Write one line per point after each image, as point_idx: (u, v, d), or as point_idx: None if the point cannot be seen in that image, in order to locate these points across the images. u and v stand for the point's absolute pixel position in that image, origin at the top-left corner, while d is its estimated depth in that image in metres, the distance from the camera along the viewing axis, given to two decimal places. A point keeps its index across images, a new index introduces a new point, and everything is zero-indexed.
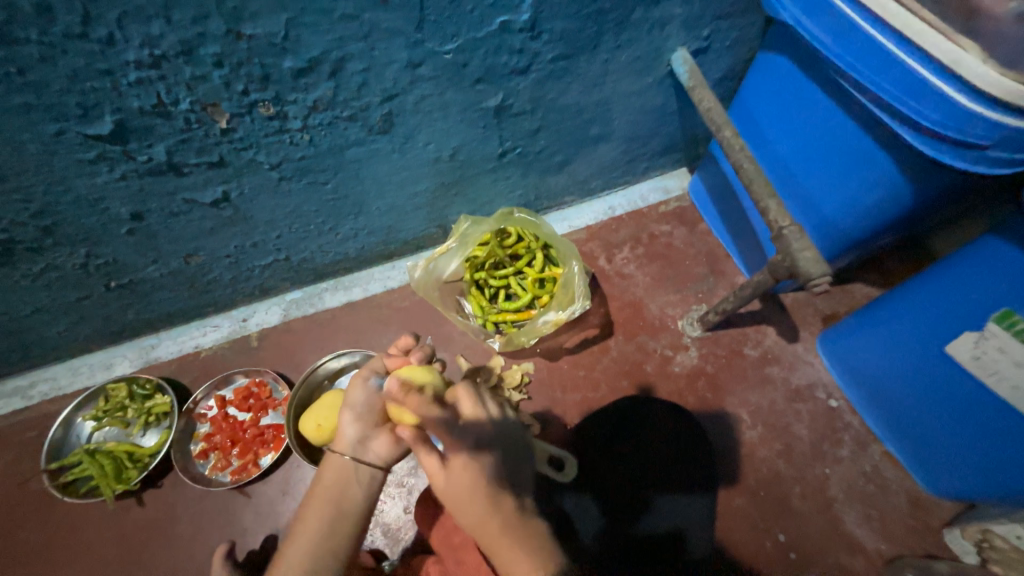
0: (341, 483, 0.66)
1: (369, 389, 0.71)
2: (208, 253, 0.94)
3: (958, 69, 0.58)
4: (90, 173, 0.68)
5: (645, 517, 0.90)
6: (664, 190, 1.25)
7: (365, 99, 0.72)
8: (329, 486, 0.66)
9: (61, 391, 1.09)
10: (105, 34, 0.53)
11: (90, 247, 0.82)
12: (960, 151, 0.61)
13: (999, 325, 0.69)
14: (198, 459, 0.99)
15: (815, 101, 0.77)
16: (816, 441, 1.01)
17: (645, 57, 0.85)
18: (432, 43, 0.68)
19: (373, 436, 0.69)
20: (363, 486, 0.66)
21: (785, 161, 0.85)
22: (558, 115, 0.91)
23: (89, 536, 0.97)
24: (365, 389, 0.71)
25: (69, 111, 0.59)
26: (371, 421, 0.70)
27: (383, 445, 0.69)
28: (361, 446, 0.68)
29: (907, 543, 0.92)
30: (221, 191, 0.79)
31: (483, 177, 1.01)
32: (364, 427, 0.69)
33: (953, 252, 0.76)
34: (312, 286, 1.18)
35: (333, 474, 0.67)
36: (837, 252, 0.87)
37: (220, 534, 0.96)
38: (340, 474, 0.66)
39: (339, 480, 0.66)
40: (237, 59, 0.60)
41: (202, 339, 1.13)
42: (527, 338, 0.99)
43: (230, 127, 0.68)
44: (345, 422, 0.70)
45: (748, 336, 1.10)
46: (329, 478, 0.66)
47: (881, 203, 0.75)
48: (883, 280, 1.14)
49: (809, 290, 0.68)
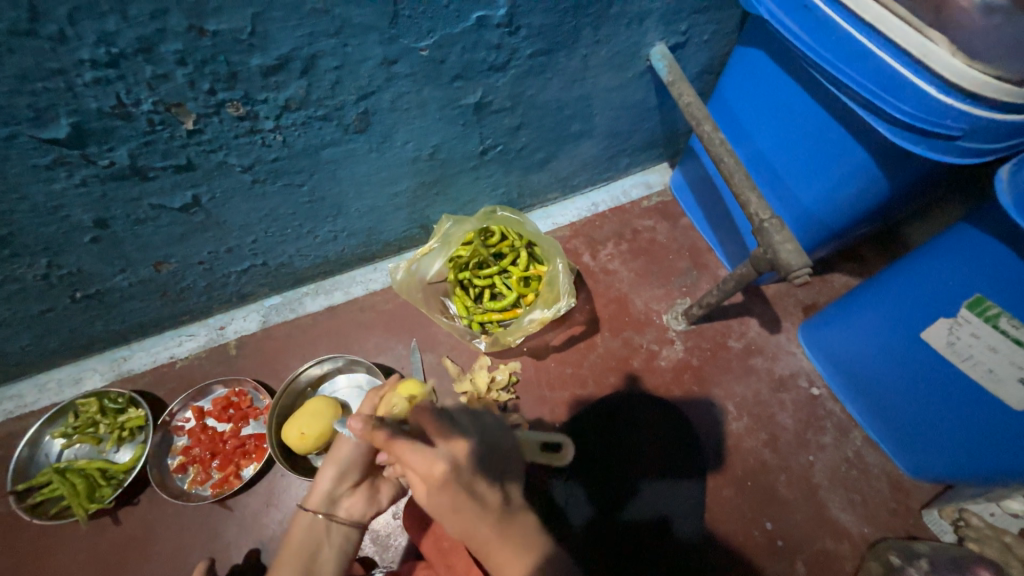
0: (312, 542, 0.67)
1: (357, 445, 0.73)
2: (180, 259, 0.90)
3: (928, 61, 0.59)
4: (46, 179, 0.65)
5: (631, 504, 0.95)
6: (646, 184, 1.26)
7: (340, 97, 0.70)
8: (299, 546, 0.67)
9: (28, 408, 1.04)
10: (55, 31, 0.50)
11: (51, 257, 0.78)
12: (934, 143, 0.62)
13: (972, 311, 0.71)
14: (176, 474, 0.96)
15: (792, 93, 0.77)
16: (800, 429, 1.02)
17: (625, 52, 0.84)
18: (408, 39, 0.66)
19: (346, 494, 0.72)
20: (336, 545, 0.68)
21: (764, 154, 0.86)
22: (538, 112, 0.90)
23: (63, 558, 0.93)
24: (350, 440, 0.73)
25: (20, 114, 0.56)
26: (349, 475, 0.72)
27: (357, 503, 0.72)
28: (334, 504, 0.71)
29: (889, 525, 0.94)
30: (190, 195, 0.76)
31: (464, 176, 0.99)
32: (337, 483, 0.71)
33: (925, 242, 0.77)
34: (292, 291, 1.15)
35: (304, 532, 0.68)
36: (816, 242, 0.88)
37: (203, 549, 0.93)
38: (313, 531, 0.68)
39: (311, 538, 0.68)
40: (201, 57, 0.57)
41: (177, 350, 1.09)
42: (513, 337, 0.97)
43: (197, 128, 0.66)
44: (321, 476, 0.72)
45: (732, 328, 1.11)
46: (298, 536, 0.68)
47: (860, 194, 0.76)
48: (861, 269, 1.16)
49: (790, 282, 0.68)
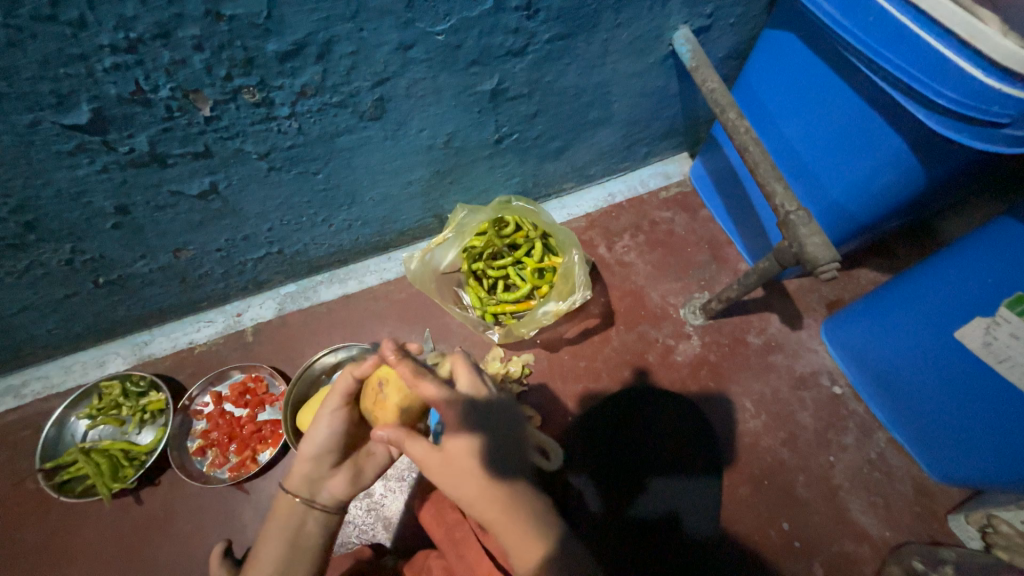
0: (293, 523, 0.64)
1: (335, 423, 0.67)
2: (198, 247, 0.91)
3: (976, 43, 0.55)
4: (69, 165, 0.66)
5: (641, 500, 0.92)
6: (664, 175, 1.23)
7: (355, 83, 0.69)
8: (283, 525, 0.64)
9: (55, 390, 1.08)
10: (75, 16, 0.50)
11: (75, 243, 0.80)
12: (977, 131, 0.59)
13: (1012, 310, 0.67)
14: (196, 457, 0.98)
15: (822, 79, 0.74)
16: (820, 429, 0.99)
17: (646, 36, 0.82)
18: (424, 23, 0.65)
19: (328, 475, 0.67)
20: (321, 523, 0.65)
21: (792, 143, 0.83)
22: (556, 99, 0.88)
23: (88, 535, 0.96)
24: (329, 419, 0.67)
25: (43, 100, 0.57)
26: (332, 452, 0.67)
27: (339, 484, 0.67)
28: (315, 485, 0.66)
29: (912, 530, 0.91)
30: (208, 182, 0.77)
31: (479, 164, 0.98)
32: (323, 463, 0.67)
33: (961, 238, 0.74)
34: (307, 279, 1.16)
35: (286, 513, 0.65)
36: (843, 236, 0.85)
37: (220, 531, 0.95)
38: (294, 512, 0.64)
39: (294, 517, 0.64)
40: (218, 42, 0.57)
41: (196, 335, 1.11)
42: (527, 328, 0.96)
43: (214, 115, 0.66)
44: (301, 457, 0.67)
45: (752, 324, 1.08)
46: (278, 516, 0.64)
47: (893, 184, 0.72)
48: (888, 264, 1.12)
49: (815, 277, 0.66)
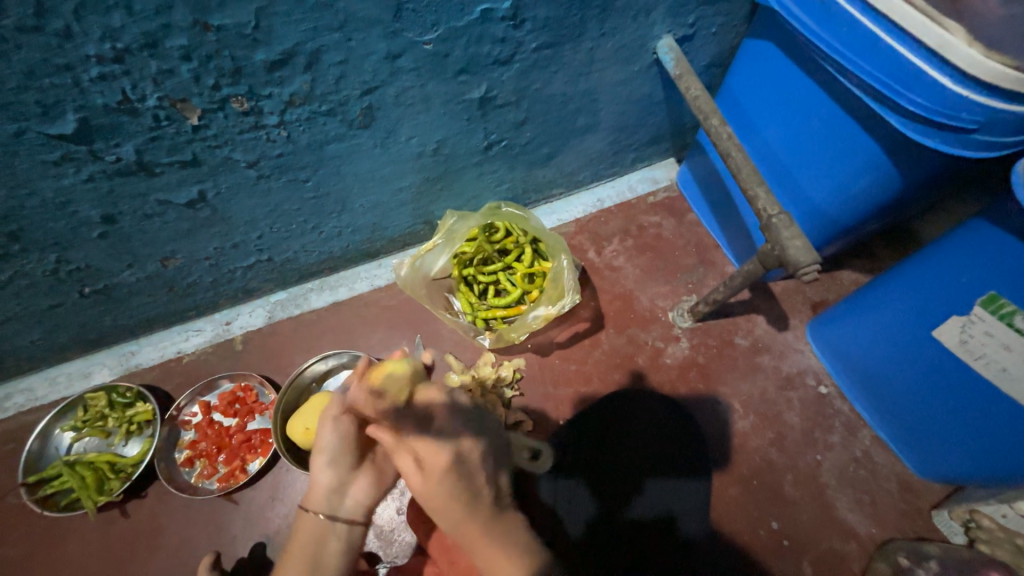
0: (316, 542, 0.64)
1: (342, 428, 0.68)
2: (186, 255, 0.91)
3: (945, 52, 0.57)
4: (55, 175, 0.65)
5: (636, 501, 0.95)
6: (652, 179, 1.25)
7: (344, 92, 0.70)
8: (303, 549, 0.63)
9: (38, 402, 1.06)
10: (61, 27, 0.50)
11: (60, 253, 0.79)
12: (948, 136, 0.61)
13: (986, 308, 0.69)
14: (184, 467, 0.97)
15: (801, 87, 0.76)
16: (807, 428, 1.01)
17: (631, 46, 0.83)
18: (412, 33, 0.66)
19: (349, 481, 0.67)
20: (341, 538, 0.65)
21: (774, 149, 0.85)
22: (543, 107, 0.89)
23: (73, 549, 0.94)
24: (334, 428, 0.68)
25: (28, 110, 0.56)
26: (347, 458, 0.67)
27: (361, 489, 0.67)
28: (335, 497, 0.66)
29: (898, 526, 0.93)
30: (196, 191, 0.76)
31: (468, 171, 0.99)
32: (338, 473, 0.67)
33: (938, 238, 0.76)
34: (297, 287, 1.15)
35: (308, 533, 0.64)
36: (826, 238, 0.87)
37: (209, 542, 0.94)
38: (318, 530, 0.64)
39: (316, 535, 0.64)
40: (206, 52, 0.57)
41: (184, 345, 1.10)
42: (517, 333, 0.97)
43: (202, 124, 0.66)
44: (318, 470, 0.67)
45: (739, 326, 1.10)
46: (301, 537, 0.64)
47: (872, 187, 0.74)
48: (870, 265, 1.14)
49: (799, 279, 0.68)
